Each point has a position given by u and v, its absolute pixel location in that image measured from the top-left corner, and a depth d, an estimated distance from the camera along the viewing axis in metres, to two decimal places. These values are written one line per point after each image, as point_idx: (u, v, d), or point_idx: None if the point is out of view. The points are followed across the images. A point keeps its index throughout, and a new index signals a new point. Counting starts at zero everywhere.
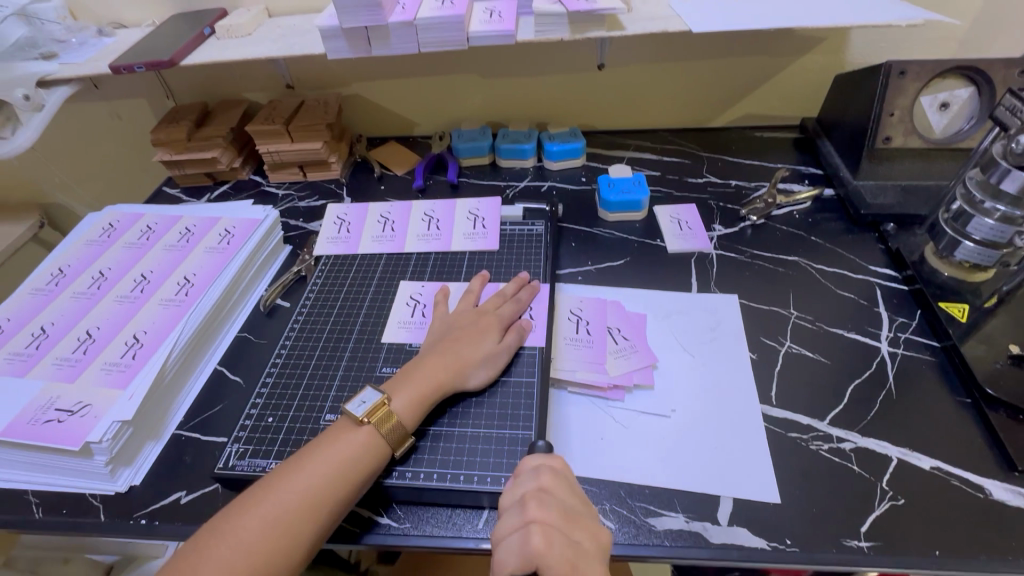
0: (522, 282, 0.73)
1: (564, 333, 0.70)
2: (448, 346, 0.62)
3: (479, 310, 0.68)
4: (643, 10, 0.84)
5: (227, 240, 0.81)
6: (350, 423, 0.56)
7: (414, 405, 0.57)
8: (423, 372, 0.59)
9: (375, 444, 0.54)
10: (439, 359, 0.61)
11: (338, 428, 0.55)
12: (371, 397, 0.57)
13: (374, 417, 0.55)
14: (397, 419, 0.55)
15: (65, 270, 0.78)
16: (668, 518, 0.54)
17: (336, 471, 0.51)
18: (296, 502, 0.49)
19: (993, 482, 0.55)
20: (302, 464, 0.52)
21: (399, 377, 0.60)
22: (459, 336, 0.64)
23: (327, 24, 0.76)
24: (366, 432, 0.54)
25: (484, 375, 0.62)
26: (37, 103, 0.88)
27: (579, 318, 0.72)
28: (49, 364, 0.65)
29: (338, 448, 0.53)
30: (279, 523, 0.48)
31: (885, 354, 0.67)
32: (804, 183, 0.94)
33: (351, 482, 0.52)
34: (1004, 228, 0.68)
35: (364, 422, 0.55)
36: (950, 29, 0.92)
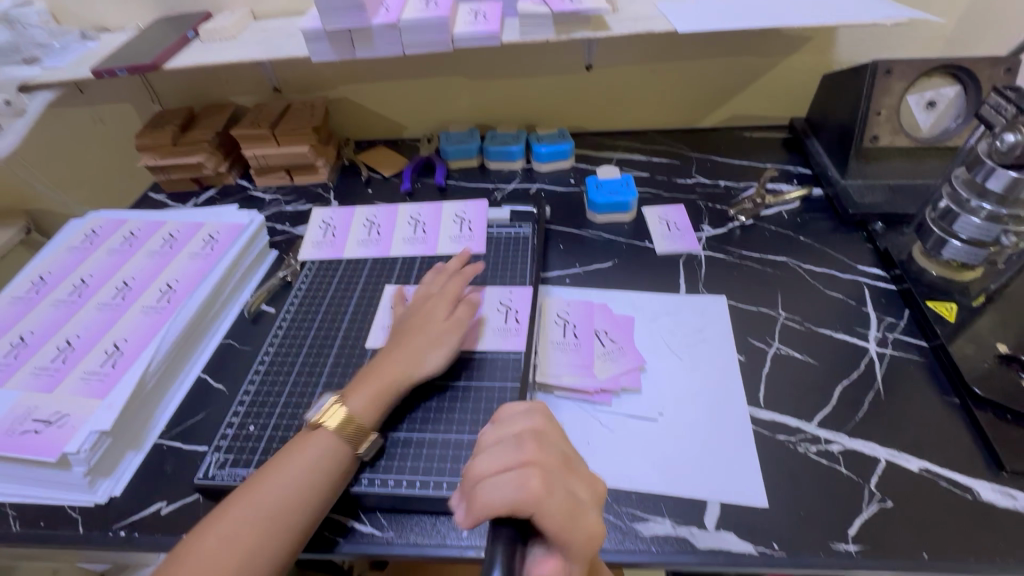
0: (462, 257, 0.74)
1: (552, 337, 0.70)
2: (401, 340, 0.62)
3: (429, 297, 0.68)
4: (629, 11, 0.83)
5: (211, 245, 0.80)
6: (307, 430, 0.55)
7: (372, 401, 0.57)
8: (378, 370, 0.59)
9: (338, 446, 0.54)
10: (393, 355, 0.61)
11: (301, 435, 0.55)
12: (326, 400, 0.57)
13: (325, 419, 0.55)
14: (354, 420, 0.55)
15: (45, 278, 0.77)
16: (655, 523, 0.54)
17: (307, 478, 0.51)
18: (267, 511, 0.49)
19: (981, 483, 0.54)
20: (273, 473, 0.51)
21: (356, 379, 0.59)
22: (408, 327, 0.64)
23: (310, 26, 0.75)
24: (328, 435, 0.54)
25: (441, 357, 0.61)
26: (19, 109, 0.86)
27: (566, 322, 0.72)
28: (28, 374, 0.64)
29: (308, 454, 0.53)
30: (251, 532, 0.47)
31: (873, 354, 0.67)
32: (792, 183, 0.93)
33: (323, 488, 0.51)
34: (990, 227, 0.67)
35: (317, 425, 0.55)
36: (936, 28, 0.92)
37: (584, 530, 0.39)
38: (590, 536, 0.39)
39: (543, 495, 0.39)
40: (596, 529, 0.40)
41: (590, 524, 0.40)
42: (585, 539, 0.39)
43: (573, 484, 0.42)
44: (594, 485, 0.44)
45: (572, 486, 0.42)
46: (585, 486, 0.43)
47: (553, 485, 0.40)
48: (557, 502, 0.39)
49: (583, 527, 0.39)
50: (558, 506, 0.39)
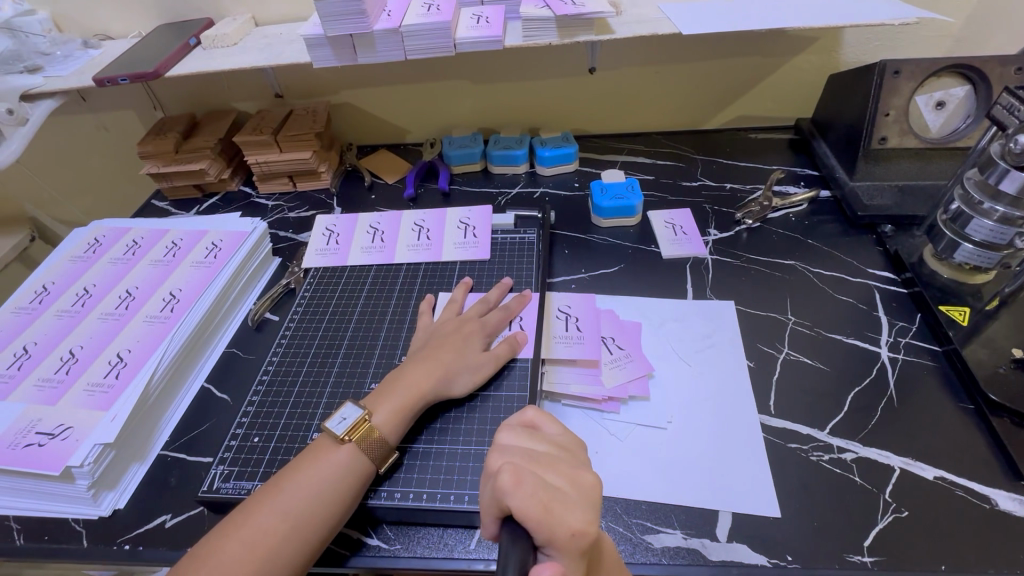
0: (504, 288, 0.73)
1: (555, 331, 0.70)
2: (431, 354, 0.61)
3: (463, 318, 0.67)
4: (632, 13, 0.82)
5: (214, 253, 0.79)
6: (330, 442, 0.54)
7: (395, 418, 0.56)
8: (405, 382, 0.59)
9: (357, 461, 0.53)
10: (426, 369, 0.60)
11: (318, 447, 0.54)
12: (352, 413, 0.55)
13: (354, 436, 0.53)
14: (380, 435, 0.54)
15: (49, 287, 0.77)
16: (665, 535, 0.53)
17: (319, 493, 0.50)
18: (278, 527, 0.48)
19: (998, 492, 0.53)
20: (284, 487, 0.50)
21: (381, 390, 0.59)
22: (443, 343, 0.63)
23: (312, 32, 0.75)
24: (347, 450, 0.53)
25: (469, 382, 0.61)
26: (21, 117, 0.86)
27: (568, 315, 0.72)
28: (31, 386, 0.64)
29: (321, 469, 0.51)
30: (261, 550, 0.46)
31: (885, 359, 0.66)
32: (799, 185, 0.92)
33: (335, 504, 0.50)
34: (1003, 230, 0.66)
35: (345, 440, 0.53)
36: (944, 27, 0.91)
37: (563, 525, 0.34)
38: (574, 531, 0.34)
39: (510, 489, 0.34)
40: (579, 523, 0.34)
41: (572, 519, 0.34)
42: (568, 537, 0.34)
43: (551, 477, 0.38)
44: (577, 476, 0.38)
45: (550, 478, 0.37)
46: (568, 477, 0.38)
47: (523, 475, 0.35)
48: (525, 494, 0.34)
49: (565, 522, 0.34)
50: (528, 498, 0.34)
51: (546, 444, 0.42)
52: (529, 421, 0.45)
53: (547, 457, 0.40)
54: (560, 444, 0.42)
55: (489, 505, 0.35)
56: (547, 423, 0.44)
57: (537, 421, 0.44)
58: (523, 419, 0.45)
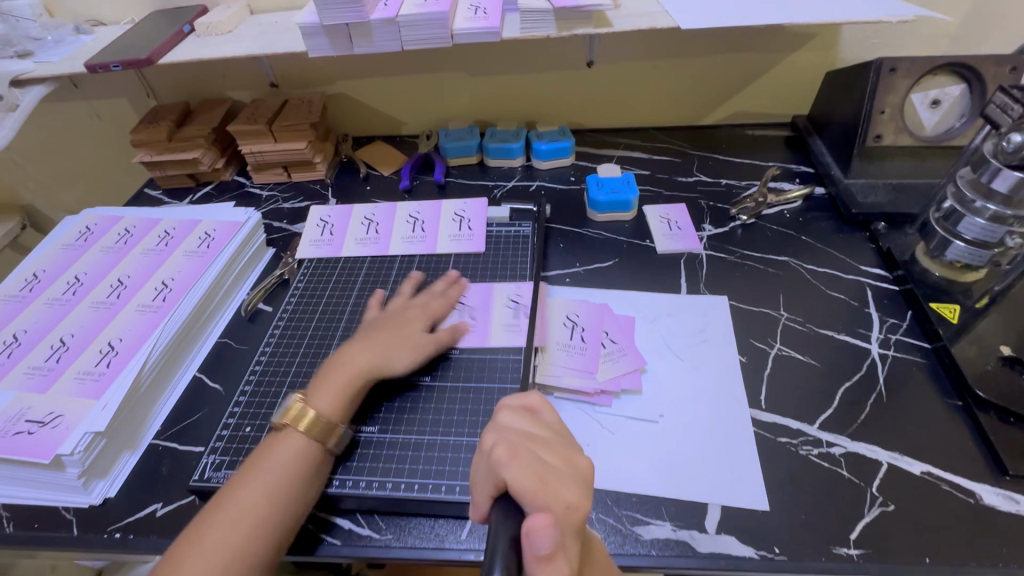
0: (452, 280, 0.73)
1: (557, 339, 0.69)
2: (372, 336, 0.62)
3: (404, 305, 0.68)
4: (631, 7, 0.82)
5: (207, 243, 0.79)
6: (285, 432, 0.54)
7: (336, 398, 0.56)
8: (339, 365, 0.59)
9: (312, 443, 0.53)
10: (362, 351, 0.60)
11: (277, 434, 0.55)
12: (315, 402, 0.56)
13: (302, 423, 0.54)
14: (323, 419, 0.54)
15: (39, 275, 0.76)
16: (655, 527, 0.53)
17: (284, 469, 0.51)
18: (250, 503, 0.49)
19: (984, 487, 0.54)
20: (248, 472, 0.51)
21: (320, 375, 0.59)
22: (380, 328, 0.64)
23: (308, 20, 0.74)
24: (301, 434, 0.54)
25: (410, 361, 0.61)
26: (12, 103, 0.85)
27: (574, 324, 0.71)
28: (21, 373, 0.63)
29: (282, 449, 0.53)
30: (233, 528, 0.47)
31: (876, 355, 0.66)
32: (794, 182, 0.93)
33: (300, 476, 0.51)
34: (994, 228, 0.67)
35: (298, 430, 0.54)
36: (941, 26, 0.91)
37: (556, 497, 0.34)
38: (569, 503, 0.34)
39: (505, 462, 0.36)
40: (573, 498, 0.35)
41: (566, 493, 0.35)
42: (563, 509, 0.34)
43: (545, 454, 0.39)
44: (572, 457, 0.39)
45: (545, 456, 0.38)
46: (564, 457, 0.39)
47: (518, 450, 0.37)
48: (517, 466, 0.36)
49: (560, 494, 0.35)
50: (521, 474, 0.35)
51: (544, 429, 0.42)
52: (531, 404, 0.45)
53: (545, 440, 0.40)
54: (557, 429, 0.43)
55: (484, 483, 0.36)
56: (547, 408, 0.45)
57: (538, 405, 0.45)
58: (525, 402, 0.45)
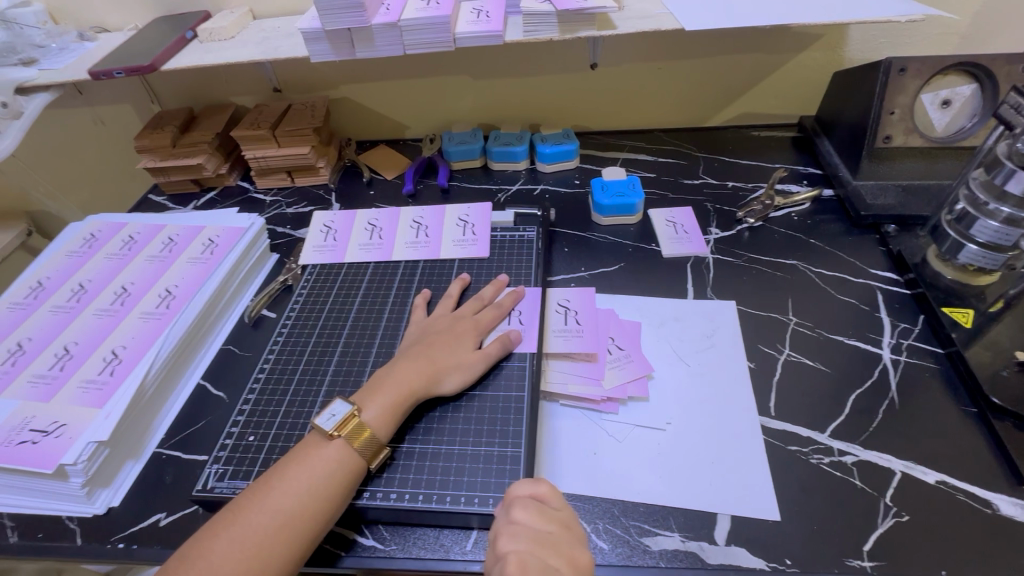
0: (501, 285, 0.72)
1: (552, 325, 0.70)
2: (424, 351, 0.61)
3: (456, 315, 0.67)
4: (635, 8, 0.81)
5: (211, 249, 0.79)
6: (320, 438, 0.54)
7: (388, 414, 0.56)
8: (396, 378, 0.58)
9: (350, 457, 0.52)
10: (416, 366, 0.59)
11: (309, 443, 0.53)
12: (341, 409, 0.55)
13: (344, 431, 0.53)
14: (371, 432, 0.54)
15: (44, 283, 0.76)
16: (663, 537, 0.52)
17: (312, 487, 0.50)
18: (269, 519, 0.48)
19: (1001, 497, 0.53)
20: (275, 485, 0.50)
21: (370, 387, 0.58)
22: (436, 340, 0.62)
23: (309, 27, 0.73)
24: (338, 446, 0.53)
25: (459, 380, 0.60)
26: (15, 110, 0.85)
27: (567, 310, 0.72)
28: (25, 382, 0.63)
29: (313, 465, 0.51)
30: (255, 547, 0.46)
31: (887, 361, 0.65)
32: (802, 184, 0.91)
33: (327, 497, 0.50)
34: (1009, 231, 0.65)
35: (334, 435, 0.53)
36: (951, 24, 0.90)
37: None
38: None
39: None
40: None
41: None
42: None
43: (552, 559, 0.44)
44: (574, 555, 0.45)
45: (553, 563, 0.44)
46: (568, 559, 0.44)
47: (528, 566, 0.43)
48: None
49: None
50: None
51: (550, 523, 0.46)
52: (540, 494, 0.48)
53: (552, 539, 0.45)
54: (564, 520, 0.47)
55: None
56: (556, 497, 0.48)
57: (547, 495, 0.48)
58: (535, 492, 0.49)
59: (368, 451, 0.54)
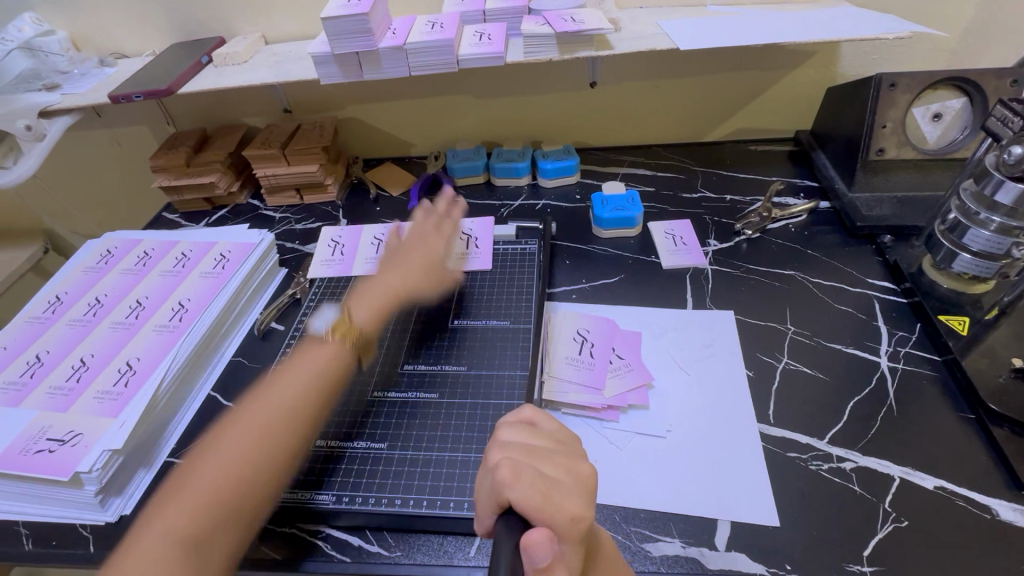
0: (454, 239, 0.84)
1: (565, 351, 0.69)
2: (398, 280, 0.74)
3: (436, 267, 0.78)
4: (631, 30, 0.84)
5: (222, 264, 0.81)
6: (316, 341, 0.65)
7: (373, 315, 0.70)
8: (380, 281, 0.74)
9: (342, 354, 0.64)
10: (386, 288, 0.73)
11: (310, 348, 0.64)
12: (335, 318, 0.68)
13: (340, 330, 0.65)
14: (356, 330, 0.66)
15: (62, 297, 0.79)
16: (664, 543, 0.53)
17: (303, 386, 0.59)
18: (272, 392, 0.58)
19: (1001, 503, 0.53)
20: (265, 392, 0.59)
21: (356, 297, 0.72)
22: (402, 255, 0.78)
23: (319, 50, 0.77)
24: (335, 344, 0.64)
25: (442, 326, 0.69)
26: (39, 133, 0.88)
27: (585, 339, 0.71)
28: (43, 393, 0.65)
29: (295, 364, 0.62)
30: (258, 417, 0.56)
31: (885, 369, 0.66)
32: (799, 197, 0.93)
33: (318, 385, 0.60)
34: (1001, 239, 0.67)
35: (332, 338, 0.64)
36: (941, 41, 0.92)
37: (561, 513, 0.36)
38: (573, 516, 0.36)
39: (508, 482, 0.36)
40: (577, 509, 0.37)
41: (570, 505, 0.37)
42: (567, 521, 0.36)
43: (547, 468, 0.39)
44: (574, 467, 0.40)
45: (548, 470, 0.39)
46: (564, 468, 0.40)
47: (521, 470, 0.38)
48: (523, 485, 0.36)
49: (564, 508, 0.37)
50: (527, 490, 0.36)
51: (543, 439, 0.43)
52: (527, 417, 0.45)
53: (545, 451, 0.41)
54: (559, 440, 0.43)
55: (488, 500, 0.37)
56: (544, 419, 0.45)
57: (535, 417, 0.45)
58: (520, 416, 0.46)
59: (359, 343, 0.66)
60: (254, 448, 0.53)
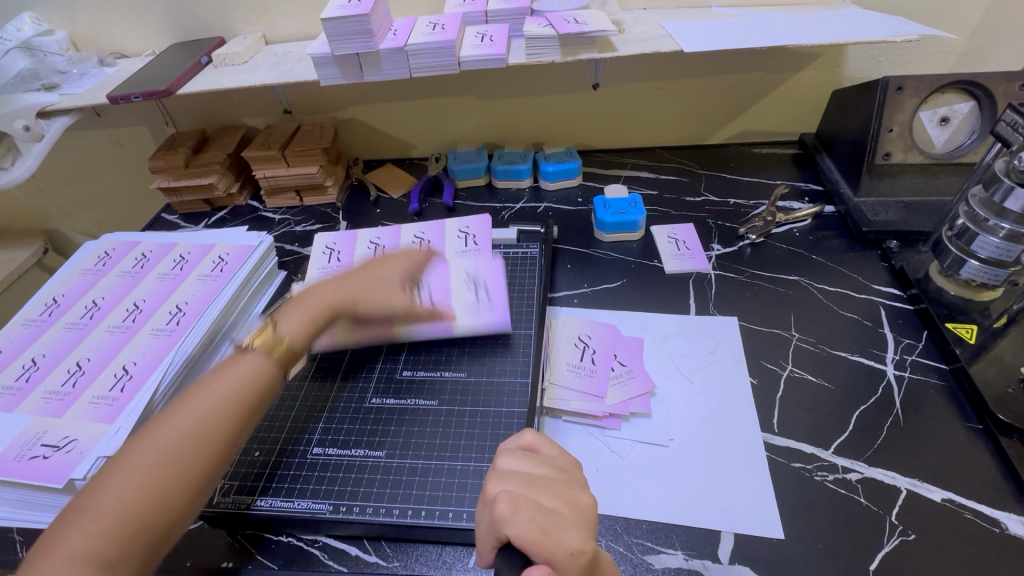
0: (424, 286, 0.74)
1: (563, 357, 0.69)
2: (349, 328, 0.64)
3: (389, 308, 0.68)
4: (635, 31, 0.83)
5: (220, 267, 0.80)
6: (237, 351, 0.57)
7: (304, 325, 0.60)
8: (316, 292, 0.62)
9: (262, 366, 0.55)
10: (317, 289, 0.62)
11: (233, 354, 0.56)
12: (259, 324, 0.59)
13: (257, 340, 0.57)
14: (284, 341, 0.57)
15: (59, 300, 0.78)
16: (667, 556, 0.52)
17: (207, 420, 0.49)
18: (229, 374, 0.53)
19: (1010, 516, 0.52)
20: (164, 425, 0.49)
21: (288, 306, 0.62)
22: (363, 273, 0.66)
23: (320, 51, 0.76)
24: (255, 356, 0.55)
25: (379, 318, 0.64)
26: (38, 134, 0.88)
27: (586, 346, 0.70)
28: (38, 398, 0.65)
29: (202, 395, 0.51)
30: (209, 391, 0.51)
31: (892, 377, 0.65)
32: (803, 201, 0.92)
33: (224, 423, 0.50)
34: (1010, 247, 0.65)
35: (245, 347, 0.56)
36: (948, 43, 0.91)
37: (561, 546, 0.35)
38: (573, 550, 0.35)
39: (508, 517, 0.36)
40: (578, 543, 0.36)
41: (570, 539, 0.36)
42: (567, 556, 0.35)
43: (546, 499, 0.39)
44: (574, 497, 0.39)
45: (547, 501, 0.38)
46: (565, 498, 0.39)
47: (519, 502, 0.37)
48: (523, 520, 0.36)
49: (564, 542, 0.35)
50: (524, 525, 0.35)
51: (545, 467, 0.43)
52: (527, 444, 0.45)
53: (546, 480, 0.41)
54: (559, 466, 0.43)
55: (487, 535, 0.37)
56: (545, 445, 0.45)
57: (536, 444, 0.45)
58: (521, 443, 0.46)
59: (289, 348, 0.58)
60: (147, 492, 0.45)
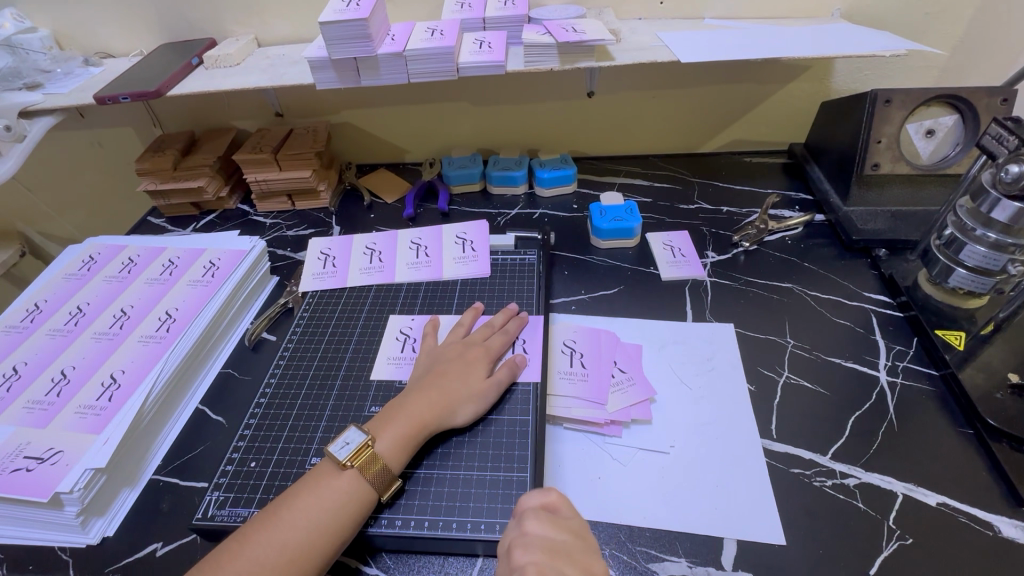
0: (511, 313, 0.71)
1: (558, 367, 0.68)
2: (434, 382, 0.60)
3: (467, 342, 0.66)
4: (632, 41, 0.84)
5: (212, 272, 0.79)
6: (332, 467, 0.53)
7: (399, 444, 0.55)
8: (408, 410, 0.57)
9: (360, 488, 0.51)
10: (407, 417, 0.56)
11: (321, 472, 0.52)
12: (355, 437, 0.54)
13: (357, 461, 0.52)
14: (383, 462, 0.53)
15: (42, 305, 0.76)
16: (670, 563, 0.52)
17: None
18: (284, 542, 0.47)
19: (1001, 519, 0.53)
20: (258, 536, 0.47)
21: (385, 415, 0.57)
22: (447, 370, 0.61)
23: (316, 55, 0.75)
24: (349, 477, 0.52)
25: (473, 411, 0.59)
26: (19, 134, 0.85)
27: (573, 350, 0.71)
28: (20, 408, 0.62)
29: (289, 521, 0.48)
30: None
31: (884, 384, 0.66)
32: (794, 209, 0.94)
33: (316, 553, 0.48)
34: (997, 256, 0.67)
35: (348, 466, 0.52)
36: (932, 58, 0.94)
37: None
38: None
39: None
40: None
41: None
42: None
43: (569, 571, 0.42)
44: (590, 565, 0.43)
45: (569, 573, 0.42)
46: (584, 568, 0.43)
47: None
48: None
49: None
50: None
51: (566, 532, 0.45)
52: (550, 503, 0.48)
53: (567, 548, 0.44)
54: (577, 531, 0.46)
55: None
56: (566, 506, 0.48)
57: (557, 504, 0.48)
58: (543, 501, 0.48)
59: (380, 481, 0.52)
60: None
